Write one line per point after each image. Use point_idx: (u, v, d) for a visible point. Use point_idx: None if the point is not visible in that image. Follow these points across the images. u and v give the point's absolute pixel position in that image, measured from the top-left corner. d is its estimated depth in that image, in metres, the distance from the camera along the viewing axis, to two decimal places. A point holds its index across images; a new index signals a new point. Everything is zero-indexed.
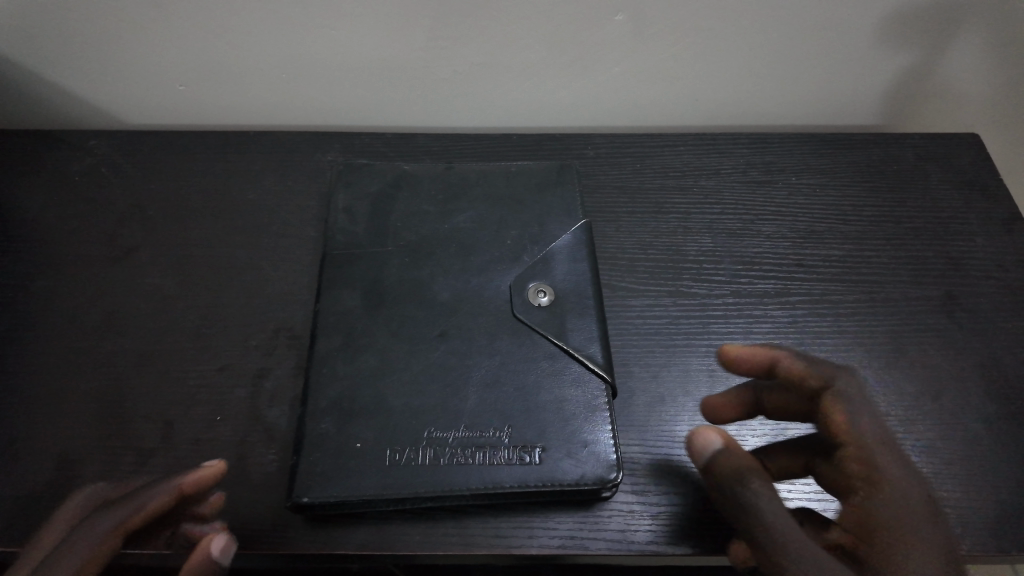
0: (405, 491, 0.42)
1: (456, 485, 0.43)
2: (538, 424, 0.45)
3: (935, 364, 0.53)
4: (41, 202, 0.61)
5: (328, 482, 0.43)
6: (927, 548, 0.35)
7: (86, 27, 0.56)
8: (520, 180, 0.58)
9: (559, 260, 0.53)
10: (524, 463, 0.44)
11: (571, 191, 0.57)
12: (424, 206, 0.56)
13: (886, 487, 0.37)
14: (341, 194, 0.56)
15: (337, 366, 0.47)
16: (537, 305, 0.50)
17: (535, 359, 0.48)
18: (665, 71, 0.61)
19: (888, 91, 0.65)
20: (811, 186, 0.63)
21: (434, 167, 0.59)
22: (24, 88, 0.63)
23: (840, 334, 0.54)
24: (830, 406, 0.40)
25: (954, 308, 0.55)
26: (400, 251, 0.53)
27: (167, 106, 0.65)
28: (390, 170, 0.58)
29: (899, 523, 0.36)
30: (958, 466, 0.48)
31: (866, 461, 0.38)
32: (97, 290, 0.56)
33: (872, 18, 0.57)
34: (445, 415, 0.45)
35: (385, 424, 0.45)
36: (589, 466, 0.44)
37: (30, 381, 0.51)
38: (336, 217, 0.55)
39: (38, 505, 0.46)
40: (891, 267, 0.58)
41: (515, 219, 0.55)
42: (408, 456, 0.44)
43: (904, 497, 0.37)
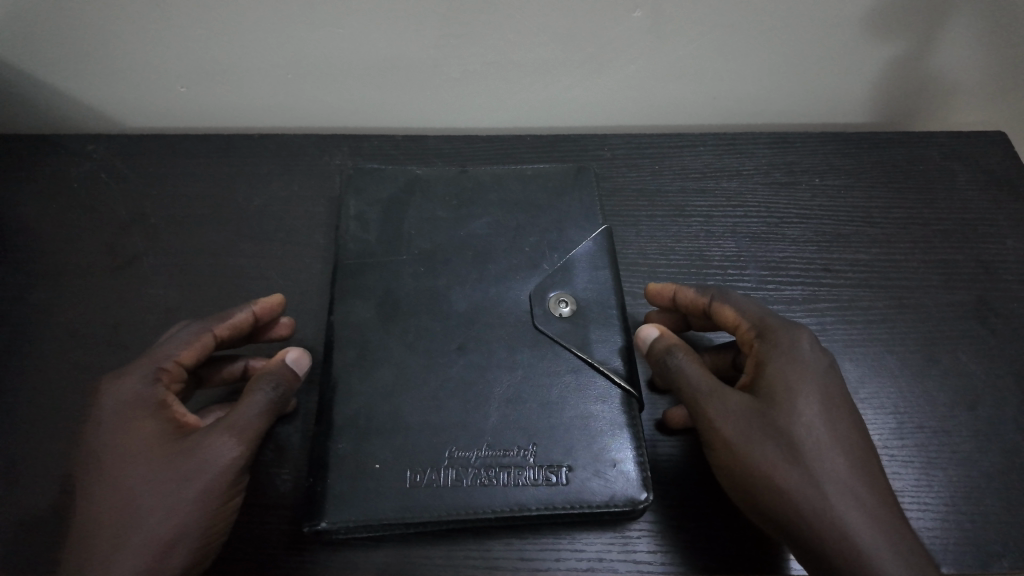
0: (427, 516, 0.41)
1: (479, 508, 0.41)
2: (564, 443, 0.43)
3: (968, 374, 0.51)
4: (39, 211, 0.59)
5: (347, 506, 0.41)
6: (818, 376, 0.42)
7: (76, 24, 0.53)
8: (536, 185, 0.55)
9: (580, 268, 0.51)
10: (550, 484, 0.42)
11: (590, 195, 0.55)
12: (438, 212, 0.53)
13: (780, 335, 0.44)
14: (351, 199, 0.54)
15: (351, 382, 0.45)
16: (559, 316, 0.48)
17: (559, 373, 0.46)
18: (685, 71, 0.59)
19: (914, 91, 0.63)
20: (836, 187, 0.61)
21: (447, 170, 0.56)
22: (18, 92, 0.60)
23: (870, 342, 0.52)
24: (722, 308, 0.47)
25: (986, 314, 0.54)
26: (414, 259, 0.51)
27: (167, 106, 0.62)
28: (401, 174, 0.56)
29: (794, 362, 0.42)
30: (996, 479, 0.46)
31: (759, 324, 0.45)
32: (99, 301, 0.54)
33: (905, 15, 0.54)
34: (467, 432, 0.43)
35: (404, 442, 0.43)
36: (617, 486, 0.42)
37: (29, 398, 0.49)
38: (347, 223, 0.53)
39: (41, 529, 0.44)
40: (920, 272, 0.56)
41: (533, 225, 0.53)
42: (429, 477, 0.42)
43: (793, 340, 0.43)
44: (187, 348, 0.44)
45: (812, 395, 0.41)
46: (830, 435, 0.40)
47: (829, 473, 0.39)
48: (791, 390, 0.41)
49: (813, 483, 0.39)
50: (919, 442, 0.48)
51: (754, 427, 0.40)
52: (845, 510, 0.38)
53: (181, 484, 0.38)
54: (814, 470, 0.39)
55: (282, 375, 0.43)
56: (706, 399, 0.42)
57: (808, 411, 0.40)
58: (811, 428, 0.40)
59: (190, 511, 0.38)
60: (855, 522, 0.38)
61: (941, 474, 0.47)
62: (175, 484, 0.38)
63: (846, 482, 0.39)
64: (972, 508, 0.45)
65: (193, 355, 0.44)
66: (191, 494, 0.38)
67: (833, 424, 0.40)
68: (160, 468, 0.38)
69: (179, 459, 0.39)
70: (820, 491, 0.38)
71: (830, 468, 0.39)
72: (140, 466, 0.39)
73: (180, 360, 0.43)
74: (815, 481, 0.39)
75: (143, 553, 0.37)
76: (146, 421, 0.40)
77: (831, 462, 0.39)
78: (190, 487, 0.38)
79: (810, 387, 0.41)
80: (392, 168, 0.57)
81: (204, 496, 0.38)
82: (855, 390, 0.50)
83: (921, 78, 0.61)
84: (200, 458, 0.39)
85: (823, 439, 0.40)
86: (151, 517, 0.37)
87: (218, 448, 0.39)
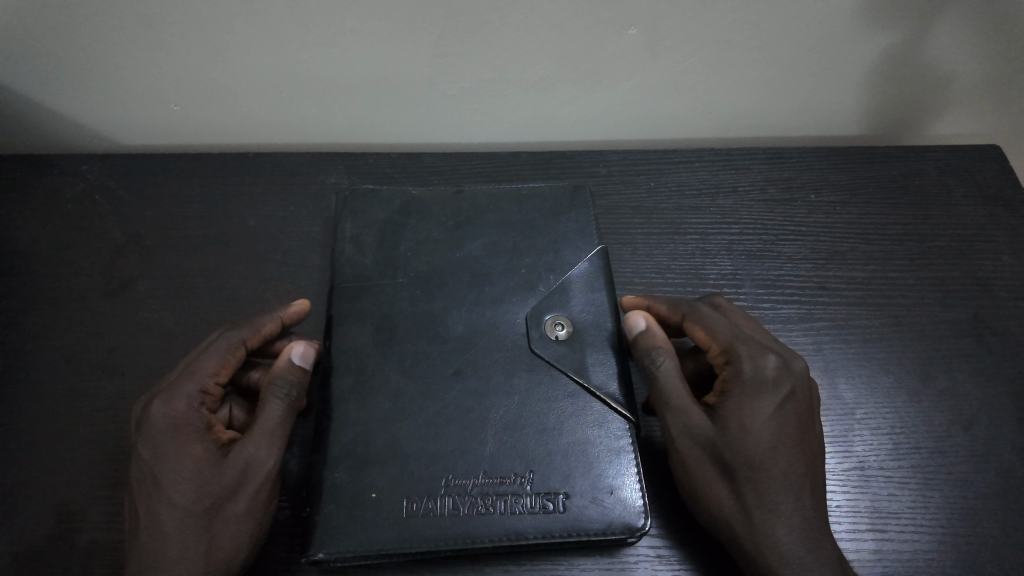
0: (425, 546, 0.41)
1: (477, 537, 0.41)
2: (561, 470, 0.43)
3: (964, 393, 0.51)
4: (35, 234, 0.59)
5: (344, 536, 0.41)
6: (777, 408, 0.41)
7: (67, 44, 0.53)
8: (532, 205, 0.55)
9: (577, 290, 0.50)
10: (547, 512, 0.42)
11: (585, 214, 0.55)
12: (433, 234, 0.53)
13: (747, 362, 0.43)
14: (346, 222, 0.54)
15: (347, 409, 0.45)
16: (555, 339, 0.48)
17: (556, 398, 0.46)
18: (681, 87, 0.59)
19: (910, 105, 0.62)
20: (832, 203, 0.61)
21: (441, 190, 0.56)
22: (13, 114, 0.60)
23: (866, 362, 0.52)
24: (691, 326, 0.46)
25: (981, 332, 0.54)
26: (410, 283, 0.50)
27: (162, 125, 0.62)
28: (397, 195, 0.56)
29: (754, 392, 0.42)
30: (993, 500, 0.47)
31: (728, 345, 0.44)
32: (95, 325, 0.54)
33: (900, 31, 0.54)
34: (464, 460, 0.43)
35: (401, 471, 0.43)
36: (614, 513, 0.42)
37: (26, 425, 0.49)
38: (343, 246, 0.53)
39: (39, 560, 0.44)
40: (917, 289, 0.56)
41: (528, 246, 0.53)
42: (426, 506, 0.42)
43: (759, 368, 0.42)
44: (222, 359, 0.43)
45: (766, 423, 0.41)
46: (779, 465, 0.40)
47: (767, 504, 0.40)
48: (744, 420, 0.41)
49: (752, 510, 0.40)
50: (915, 463, 0.48)
51: (705, 448, 0.41)
52: (780, 538, 0.39)
53: (236, 486, 0.40)
54: (755, 498, 0.40)
55: (292, 377, 0.44)
56: (668, 411, 0.43)
57: (758, 443, 0.40)
58: (759, 456, 0.40)
59: (246, 513, 0.40)
60: (787, 554, 0.39)
61: (939, 495, 0.47)
62: (228, 497, 0.39)
63: (787, 512, 0.40)
64: (968, 530, 0.45)
65: (230, 365, 0.44)
66: (245, 504, 0.40)
67: (784, 455, 0.41)
68: (211, 474, 0.39)
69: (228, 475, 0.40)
70: (753, 520, 0.40)
71: (773, 499, 0.40)
72: (193, 480, 0.39)
73: (217, 378, 0.43)
74: (750, 510, 0.40)
75: (209, 550, 0.39)
76: (195, 429, 0.41)
77: (775, 493, 0.40)
78: (247, 488, 0.40)
79: (765, 419, 0.41)
80: (387, 189, 0.56)
81: (255, 502, 0.40)
82: (851, 412, 0.50)
83: (917, 92, 0.61)
84: (247, 461, 0.40)
85: (770, 469, 0.40)
86: (214, 531, 0.39)
87: (259, 452, 0.41)
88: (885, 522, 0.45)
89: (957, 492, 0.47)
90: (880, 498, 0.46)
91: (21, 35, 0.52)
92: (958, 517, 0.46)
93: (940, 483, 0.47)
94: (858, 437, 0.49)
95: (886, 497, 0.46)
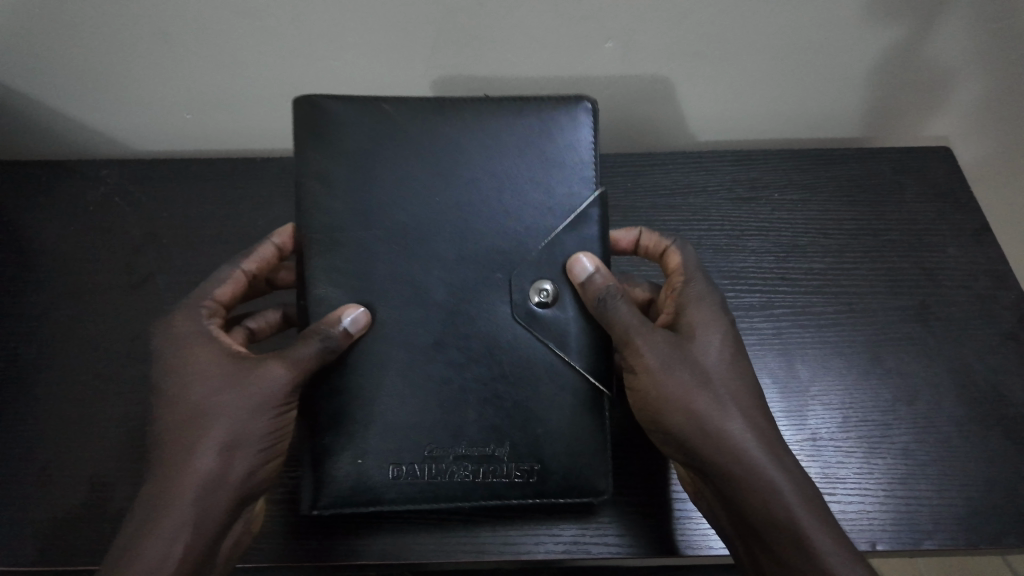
0: (406, 505, 0.45)
1: (454, 499, 0.45)
2: (534, 442, 0.46)
3: (910, 372, 0.56)
4: (60, 232, 0.64)
5: (331, 496, 0.45)
6: (727, 321, 0.49)
7: (89, 60, 0.58)
8: (522, 122, 0.48)
9: (567, 248, 0.47)
10: (519, 478, 0.45)
11: (587, 136, 0.48)
12: (408, 167, 0.47)
13: (699, 289, 0.50)
14: (309, 152, 0.47)
15: (332, 381, 0.46)
16: (539, 307, 0.46)
17: (537, 373, 0.46)
18: (656, 92, 0.63)
19: (873, 111, 0.67)
20: (793, 201, 0.66)
21: (421, 103, 0.48)
22: (37, 121, 0.65)
23: (821, 346, 0.57)
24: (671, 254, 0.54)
25: (929, 316, 0.59)
26: (385, 235, 0.46)
27: (175, 130, 0.67)
28: (368, 113, 0.47)
29: (708, 309, 0.49)
30: (931, 465, 0.52)
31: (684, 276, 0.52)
32: (117, 316, 0.59)
33: (860, 55, 0.59)
34: (443, 433, 0.45)
35: (383, 443, 0.45)
36: (578, 481, 0.46)
37: (59, 406, 0.55)
38: (307, 185, 0.47)
39: (75, 524, 0.50)
40: (869, 279, 0.61)
41: (518, 184, 0.47)
42: (407, 472, 0.45)
43: (709, 293, 0.50)
44: (225, 285, 0.51)
45: (714, 334, 0.48)
46: (735, 374, 0.47)
47: (730, 400, 0.45)
48: (703, 332, 0.48)
49: (721, 405, 0.45)
50: (864, 434, 0.53)
51: (673, 357, 0.46)
52: (746, 427, 0.44)
53: (248, 408, 0.43)
54: (722, 395, 0.45)
55: (337, 335, 0.44)
56: (637, 332, 0.46)
57: (714, 349, 0.47)
58: (721, 361, 0.47)
59: (247, 424, 0.43)
60: (753, 443, 0.43)
61: (884, 460, 0.52)
62: (233, 404, 0.43)
63: (745, 405, 0.45)
64: (907, 492, 0.51)
65: (236, 287, 0.52)
66: (248, 414, 0.43)
67: (736, 359, 0.47)
68: (220, 384, 0.44)
69: (234, 386, 0.43)
70: (722, 415, 0.44)
71: (734, 398, 0.45)
72: (204, 390, 0.44)
73: (219, 295, 0.50)
74: (720, 407, 0.45)
75: (211, 464, 0.41)
76: (213, 354, 0.46)
77: (732, 389, 0.46)
78: (259, 413, 0.43)
79: (719, 329, 0.48)
80: (351, 100, 0.47)
81: (258, 414, 0.43)
82: (806, 389, 0.55)
83: (885, 97, 0.64)
84: (258, 376, 0.44)
85: (728, 374, 0.46)
86: (213, 434, 0.42)
87: (275, 378, 0.44)
88: (834, 486, 0.51)
89: (898, 459, 0.52)
90: (830, 466, 0.52)
91: (42, 44, 0.56)
92: (900, 479, 0.51)
93: (885, 451, 0.53)
94: (811, 412, 0.54)
95: (836, 465, 0.52)
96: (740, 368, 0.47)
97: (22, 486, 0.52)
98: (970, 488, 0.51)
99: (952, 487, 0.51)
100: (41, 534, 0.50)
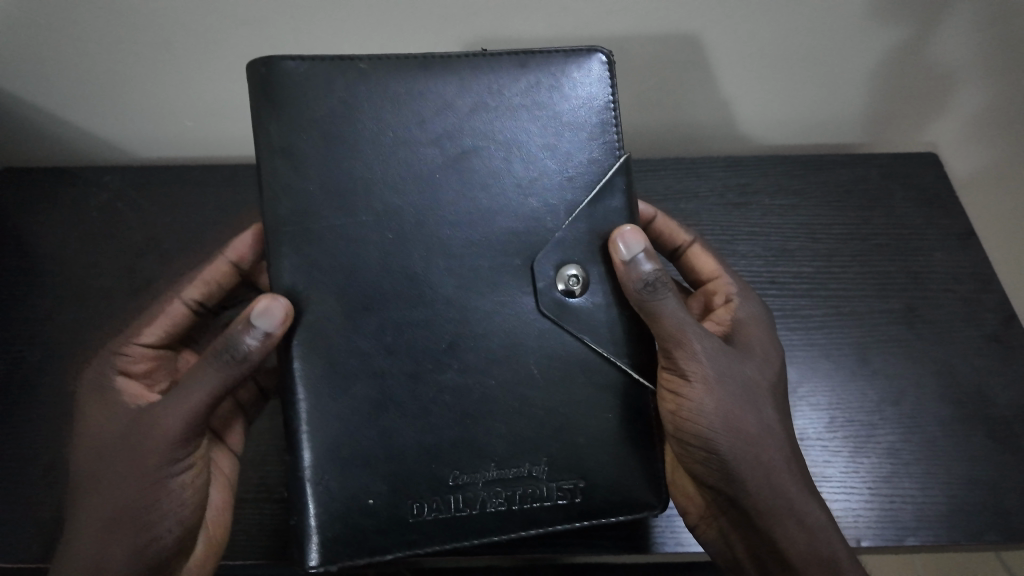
0: (444, 538, 0.44)
1: (491, 526, 0.44)
2: (575, 462, 0.45)
3: (897, 373, 0.58)
4: (61, 238, 0.66)
5: (360, 538, 0.43)
6: (775, 345, 0.51)
7: (91, 67, 0.59)
8: (524, 77, 0.46)
9: (584, 226, 0.46)
10: (563, 501, 0.45)
11: (602, 91, 0.46)
12: (397, 140, 0.44)
13: (747, 310, 0.52)
14: (272, 125, 0.44)
15: (342, 387, 0.44)
16: (567, 296, 0.45)
17: (568, 367, 0.45)
18: (653, 99, 0.64)
19: (872, 118, 0.66)
20: (784, 206, 0.66)
21: (403, 63, 0.45)
22: (39, 129, 0.66)
23: (810, 349, 0.59)
24: (698, 253, 0.58)
25: (916, 319, 0.61)
26: (376, 223, 0.44)
27: (174, 136, 0.67)
28: (338, 75, 0.44)
29: (759, 331, 0.51)
30: (917, 464, 0.54)
31: (730, 294, 0.54)
32: (118, 320, 0.61)
33: (854, 64, 0.59)
34: (468, 452, 0.44)
35: (400, 471, 0.44)
36: (621, 502, 0.46)
37: (66, 409, 0.57)
38: (272, 165, 0.44)
39: None
40: (858, 282, 0.63)
41: (535, 151, 0.46)
42: (441, 501, 0.44)
43: (758, 317, 0.52)
44: (157, 320, 0.52)
45: (763, 354, 0.49)
46: (778, 396, 0.48)
47: (773, 421, 0.46)
48: (754, 350, 0.49)
49: (766, 423, 0.45)
50: (849, 434, 0.55)
51: (726, 366, 0.46)
52: (783, 452, 0.46)
53: (131, 469, 0.42)
54: (767, 414, 0.46)
55: (238, 342, 0.42)
56: (692, 333, 0.45)
57: (762, 367, 0.48)
58: (770, 381, 0.48)
59: (127, 490, 0.42)
60: (789, 468, 0.45)
61: (869, 458, 0.54)
62: (114, 473, 0.43)
63: (783, 428, 0.46)
64: (892, 490, 0.53)
65: (176, 319, 0.53)
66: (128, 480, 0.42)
67: (778, 382, 0.49)
68: (104, 451, 0.44)
69: (116, 451, 0.43)
70: (766, 434, 0.45)
71: (775, 418, 0.46)
72: (88, 460, 0.44)
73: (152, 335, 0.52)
74: (766, 426, 0.45)
75: (94, 538, 0.42)
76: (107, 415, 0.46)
77: (776, 409, 0.47)
78: (150, 473, 0.43)
79: (768, 350, 0.50)
80: (319, 62, 0.44)
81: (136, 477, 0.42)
82: (796, 390, 0.56)
83: (885, 103, 0.64)
84: (138, 435, 0.43)
85: (772, 393, 0.47)
86: (97, 506, 0.42)
87: (156, 432, 0.43)
88: (819, 484, 0.53)
89: (884, 460, 0.54)
90: (817, 464, 0.53)
91: (42, 46, 0.56)
92: (885, 478, 0.53)
93: (872, 450, 0.54)
94: (800, 412, 0.56)
95: (823, 463, 0.54)
96: (778, 391, 0.48)
97: (28, 484, 0.54)
98: (952, 486, 0.53)
99: (936, 486, 0.53)
100: (47, 532, 0.52)
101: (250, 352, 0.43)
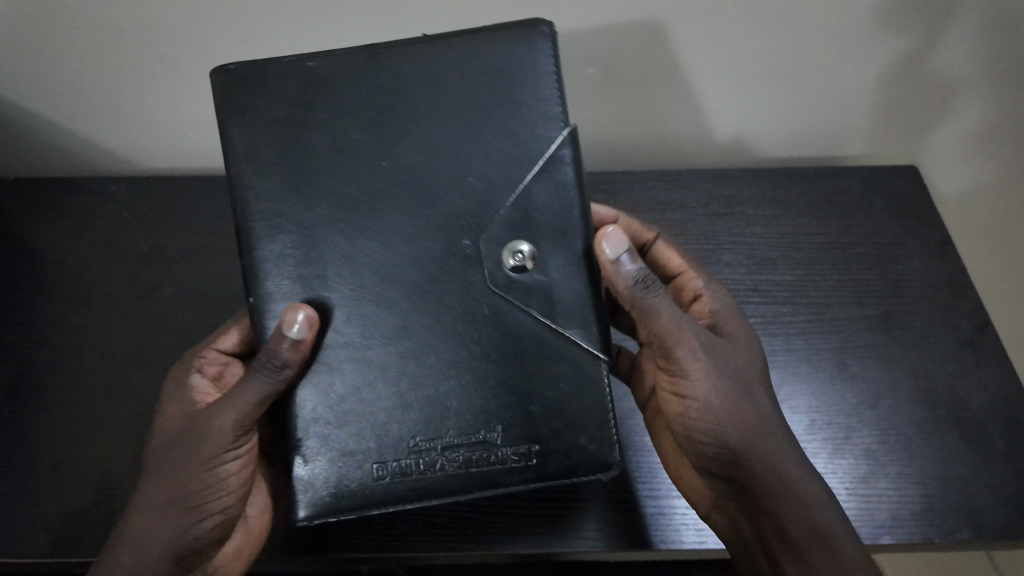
0: (405, 495, 0.46)
1: (450, 486, 0.46)
2: (530, 427, 0.47)
3: (873, 376, 0.60)
4: (67, 246, 0.68)
5: (331, 499, 0.46)
6: (751, 333, 0.52)
7: (95, 81, 0.61)
8: (472, 61, 0.46)
9: (537, 207, 0.46)
10: (518, 460, 0.46)
11: (544, 65, 0.46)
12: (356, 133, 0.47)
13: (720, 306, 0.54)
14: (233, 126, 0.47)
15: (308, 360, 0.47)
16: (511, 268, 0.46)
17: (522, 342, 0.47)
18: (640, 113, 0.66)
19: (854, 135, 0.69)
20: (767, 217, 0.69)
21: (351, 56, 0.47)
22: (44, 141, 0.68)
23: (790, 355, 0.61)
24: (665, 252, 0.60)
25: (894, 325, 0.63)
26: (331, 215, 0.47)
27: (174, 148, 0.70)
28: (296, 78, 0.47)
29: (735, 325, 0.52)
30: (891, 464, 0.56)
31: (699, 291, 0.56)
32: (122, 324, 0.63)
33: (832, 81, 0.62)
34: (432, 421, 0.47)
35: (369, 441, 0.47)
36: (579, 465, 0.47)
37: (72, 410, 0.59)
38: (240, 167, 0.47)
39: (85, 519, 0.54)
40: (837, 290, 0.65)
41: (488, 131, 0.46)
42: (404, 462, 0.46)
43: (731, 311, 0.54)
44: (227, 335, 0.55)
45: (744, 344, 0.51)
46: (766, 382, 0.50)
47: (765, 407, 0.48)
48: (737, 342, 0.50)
49: (760, 410, 0.48)
50: (828, 436, 0.57)
51: (715, 360, 0.48)
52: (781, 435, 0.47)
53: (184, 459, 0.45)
54: (758, 402, 0.48)
55: (278, 350, 0.45)
56: (682, 331, 0.47)
57: (747, 356, 0.50)
58: (755, 370, 0.49)
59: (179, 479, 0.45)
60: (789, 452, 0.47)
61: (846, 460, 0.56)
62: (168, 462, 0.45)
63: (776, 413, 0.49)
64: (868, 491, 0.55)
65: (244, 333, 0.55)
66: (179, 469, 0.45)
67: (763, 369, 0.51)
68: (164, 444, 0.47)
69: (173, 443, 0.46)
70: (761, 421, 0.47)
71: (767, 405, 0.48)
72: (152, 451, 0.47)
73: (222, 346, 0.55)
74: (757, 412, 0.48)
75: (146, 521, 0.44)
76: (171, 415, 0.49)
77: (766, 396, 0.49)
78: (201, 464, 0.45)
79: (747, 341, 0.51)
80: (281, 67, 0.48)
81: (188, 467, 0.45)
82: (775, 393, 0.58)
83: (864, 116, 0.66)
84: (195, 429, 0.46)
85: (761, 381, 0.49)
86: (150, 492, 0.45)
87: (212, 428, 0.45)
88: None
89: (859, 461, 0.56)
90: None
91: (53, 58, 0.59)
92: (860, 478, 0.55)
93: (849, 452, 0.56)
94: None
95: None
96: (766, 377, 0.50)
97: (36, 482, 0.56)
98: (926, 486, 0.55)
99: (911, 486, 0.55)
100: (55, 528, 0.54)
101: (289, 358, 0.45)
